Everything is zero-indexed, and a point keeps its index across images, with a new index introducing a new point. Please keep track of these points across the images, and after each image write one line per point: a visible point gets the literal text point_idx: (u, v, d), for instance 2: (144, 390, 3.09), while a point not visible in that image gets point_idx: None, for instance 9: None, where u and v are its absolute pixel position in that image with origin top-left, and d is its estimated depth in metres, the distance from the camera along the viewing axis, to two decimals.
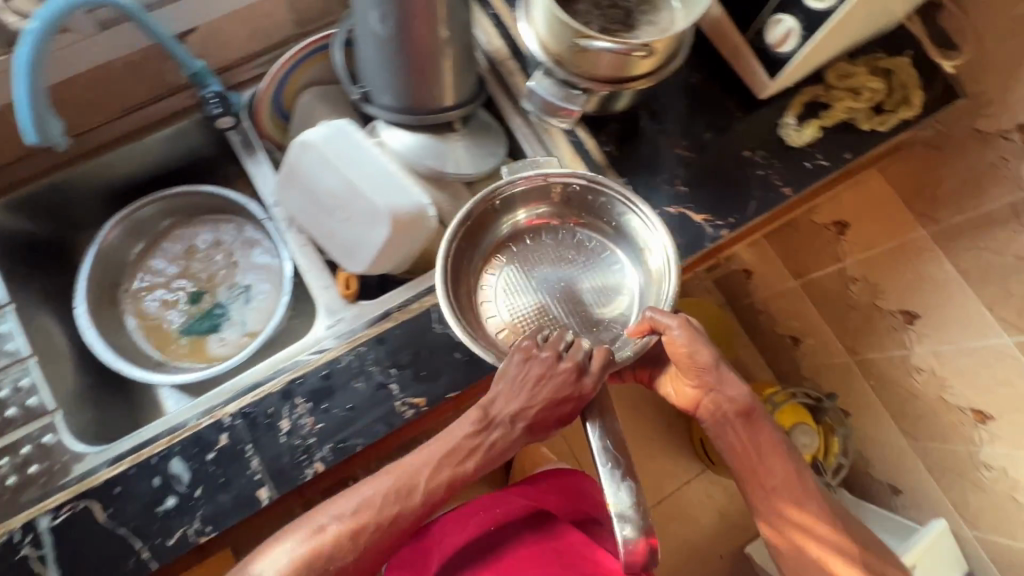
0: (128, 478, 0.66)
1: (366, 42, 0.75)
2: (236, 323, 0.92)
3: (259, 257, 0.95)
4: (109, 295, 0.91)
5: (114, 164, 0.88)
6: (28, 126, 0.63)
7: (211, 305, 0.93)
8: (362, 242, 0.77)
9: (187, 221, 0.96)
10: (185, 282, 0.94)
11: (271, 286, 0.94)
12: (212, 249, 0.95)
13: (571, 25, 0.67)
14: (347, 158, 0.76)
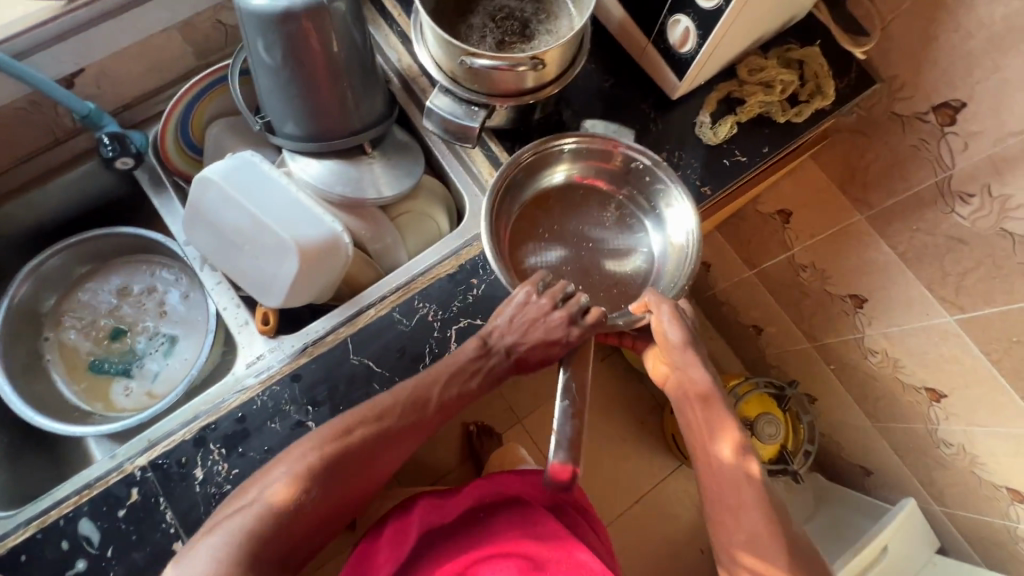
0: (36, 542, 0.64)
1: (258, 73, 0.73)
2: (165, 365, 0.90)
3: (182, 305, 0.93)
4: (27, 330, 0.88)
5: (17, 213, 0.84)
6: None
7: (137, 349, 0.91)
8: (275, 277, 0.75)
9: (116, 259, 0.94)
10: (110, 323, 0.92)
11: (199, 325, 0.92)
12: (140, 292, 0.93)
13: (452, 45, 0.68)
14: (250, 193, 0.74)
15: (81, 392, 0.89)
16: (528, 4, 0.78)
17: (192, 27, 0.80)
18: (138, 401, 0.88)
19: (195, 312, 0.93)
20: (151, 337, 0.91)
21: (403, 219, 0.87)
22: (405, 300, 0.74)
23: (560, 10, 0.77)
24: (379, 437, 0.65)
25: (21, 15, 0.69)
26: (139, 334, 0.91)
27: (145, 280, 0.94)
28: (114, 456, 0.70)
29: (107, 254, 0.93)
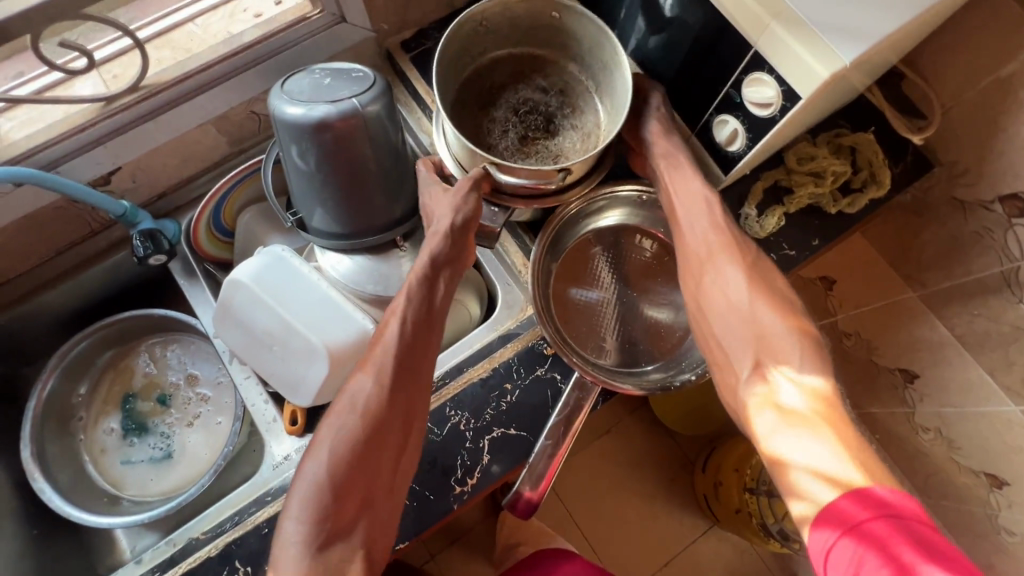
0: None
1: (290, 173, 0.72)
2: (193, 445, 0.90)
3: (203, 424, 0.90)
4: (82, 372, 0.90)
5: (52, 301, 0.84)
6: None
7: (167, 429, 0.90)
8: (303, 378, 0.73)
9: (190, 350, 0.94)
10: (160, 400, 0.92)
11: (227, 405, 0.91)
12: (198, 393, 0.92)
13: (477, 154, 0.65)
14: (278, 293, 0.73)
15: (94, 445, 0.90)
16: (553, 97, 0.77)
17: (226, 120, 0.80)
18: (133, 483, 0.88)
19: (215, 440, 0.89)
20: (167, 442, 0.90)
21: None
22: (437, 407, 0.72)
23: (585, 104, 0.77)
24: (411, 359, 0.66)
25: (59, 118, 0.71)
26: (158, 429, 0.91)
27: (205, 384, 0.93)
28: (140, 560, 0.70)
29: (184, 335, 0.94)
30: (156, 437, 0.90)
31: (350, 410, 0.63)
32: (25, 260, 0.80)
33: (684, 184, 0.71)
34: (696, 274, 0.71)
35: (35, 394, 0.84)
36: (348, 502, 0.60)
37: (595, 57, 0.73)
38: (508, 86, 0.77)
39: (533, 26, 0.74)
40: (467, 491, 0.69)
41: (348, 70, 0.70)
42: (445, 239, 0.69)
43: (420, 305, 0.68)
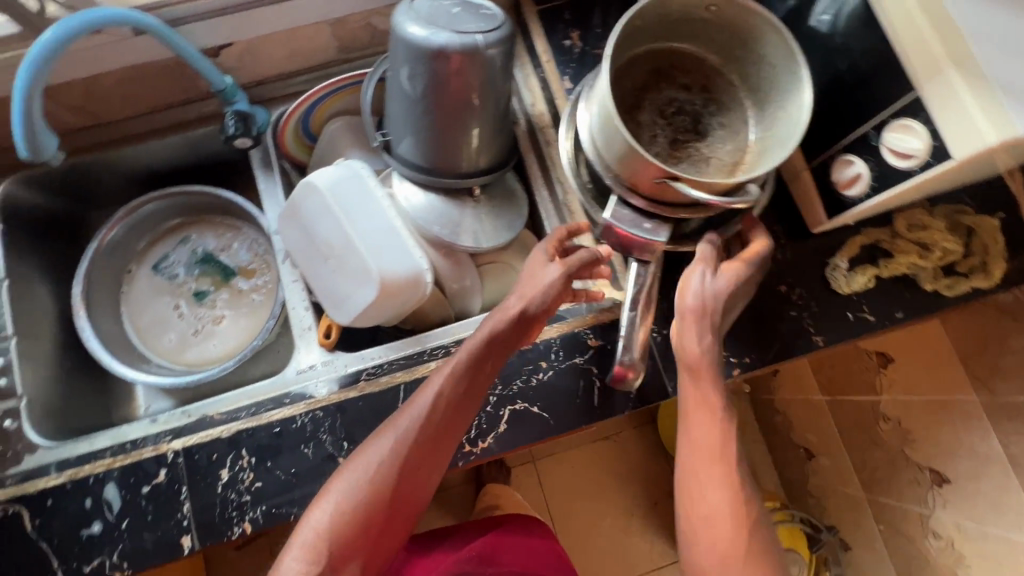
0: (63, 492, 0.66)
1: (393, 95, 0.71)
2: (227, 327, 0.92)
3: (219, 328, 0.92)
4: (151, 225, 0.94)
5: (134, 155, 0.87)
6: (20, 141, 0.61)
7: (209, 303, 0.93)
8: (350, 297, 0.74)
9: (248, 240, 0.96)
10: (206, 281, 0.95)
11: (267, 299, 0.93)
12: (238, 296, 0.94)
13: (654, 168, 0.55)
14: (348, 208, 0.73)
15: (138, 300, 0.93)
16: (697, 96, 0.69)
17: (343, 24, 0.79)
18: (166, 346, 0.91)
19: (227, 349, 0.91)
20: (204, 318, 0.93)
21: (488, 269, 0.84)
22: None
23: (732, 101, 0.68)
24: (462, 411, 0.61)
25: None
26: (189, 310, 0.93)
27: (246, 291, 0.94)
28: (155, 420, 0.71)
29: (253, 234, 0.96)
30: (197, 309, 0.93)
31: (369, 466, 0.59)
32: (124, 107, 0.83)
33: (701, 392, 0.60)
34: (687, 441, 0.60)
35: (103, 228, 0.88)
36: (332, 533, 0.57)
37: (753, 54, 0.63)
38: (649, 86, 0.68)
39: (682, 19, 0.64)
40: (476, 453, 0.68)
41: (479, 5, 0.67)
42: (521, 312, 0.62)
43: (479, 374, 0.62)
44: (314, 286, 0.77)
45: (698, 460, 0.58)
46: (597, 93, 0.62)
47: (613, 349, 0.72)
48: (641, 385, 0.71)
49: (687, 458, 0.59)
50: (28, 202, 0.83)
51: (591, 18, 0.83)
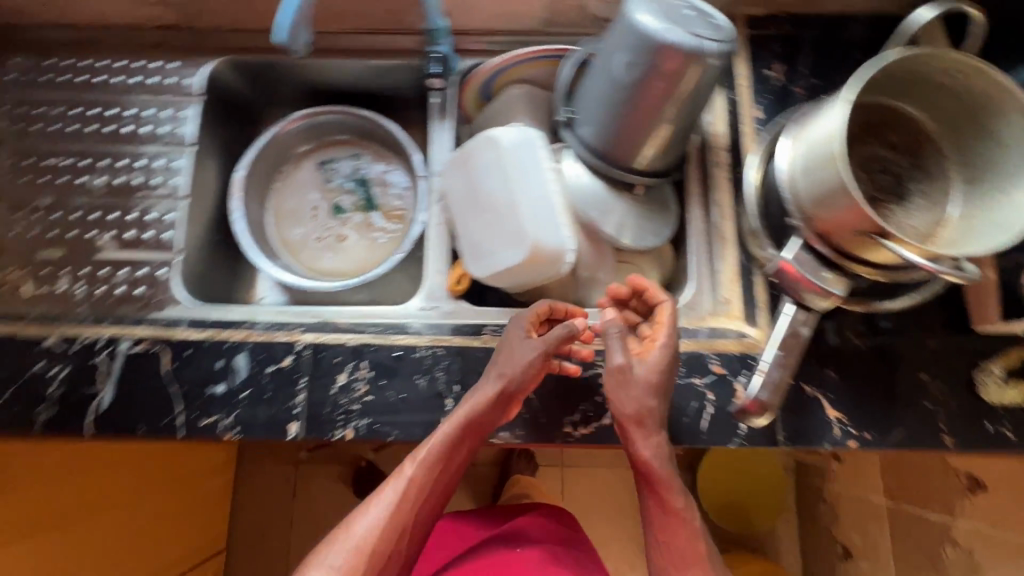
0: (199, 347, 0.71)
1: (598, 76, 0.72)
2: (348, 248, 0.97)
3: (340, 246, 0.97)
4: (317, 133, 0.99)
5: (326, 68, 0.93)
6: (283, 27, 0.68)
7: (341, 221, 0.98)
8: (495, 254, 0.76)
9: (394, 177, 1.00)
10: (346, 199, 1.00)
11: (394, 235, 0.98)
12: (369, 224, 0.98)
13: (866, 217, 0.54)
14: (518, 174, 0.75)
15: (280, 195, 0.99)
16: (903, 157, 0.67)
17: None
18: (290, 244, 0.97)
19: (344, 267, 0.96)
20: (333, 232, 0.98)
21: (624, 267, 0.82)
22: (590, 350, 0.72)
23: (938, 170, 0.65)
24: (442, 476, 0.66)
25: None
26: (322, 220, 0.99)
27: (377, 222, 0.98)
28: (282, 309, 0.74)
29: (404, 174, 1.00)
30: (332, 221, 0.99)
31: (363, 531, 0.63)
32: (335, 22, 0.89)
33: (663, 497, 0.64)
34: (661, 543, 0.64)
35: (281, 122, 0.93)
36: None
37: (983, 128, 0.61)
38: (856, 138, 0.66)
39: (914, 77, 0.62)
40: (574, 437, 0.71)
41: (710, 14, 0.67)
42: (499, 394, 0.65)
43: (462, 446, 0.66)
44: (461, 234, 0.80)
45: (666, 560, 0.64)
46: (812, 129, 0.61)
47: (733, 381, 0.71)
48: (758, 425, 0.68)
49: (657, 554, 0.64)
50: (226, 83, 0.91)
51: (796, 59, 0.82)
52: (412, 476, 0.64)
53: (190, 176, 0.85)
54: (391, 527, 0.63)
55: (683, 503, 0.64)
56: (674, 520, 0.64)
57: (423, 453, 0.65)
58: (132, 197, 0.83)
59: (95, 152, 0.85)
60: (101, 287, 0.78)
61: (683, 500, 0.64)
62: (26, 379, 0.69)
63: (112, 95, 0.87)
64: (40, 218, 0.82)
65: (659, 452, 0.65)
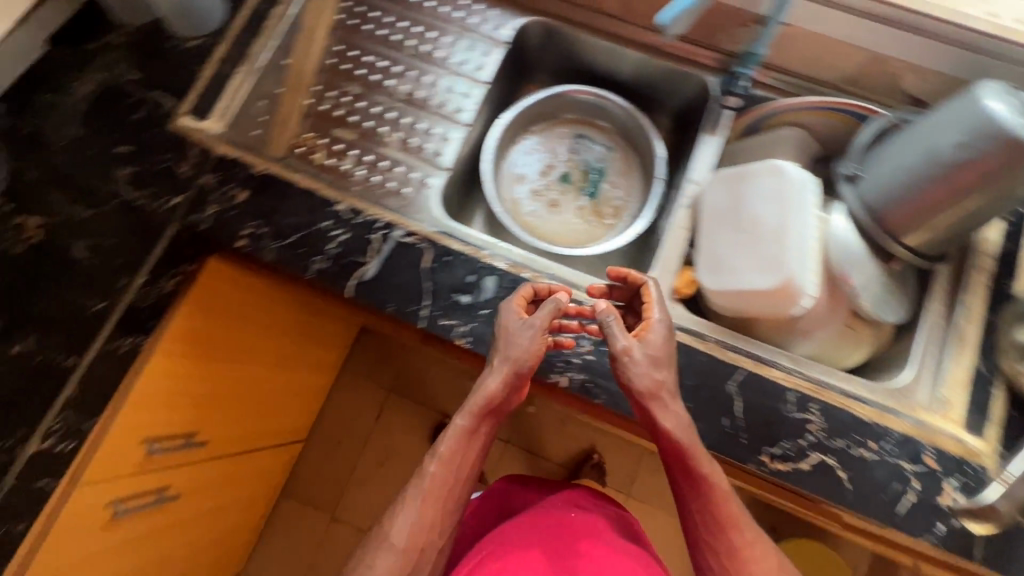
0: (458, 258, 0.78)
1: (911, 144, 0.73)
2: (550, 214, 1.03)
3: (545, 211, 1.03)
4: (589, 111, 1.05)
5: (613, 55, 0.99)
6: (671, 12, 0.66)
7: (558, 187, 1.05)
8: (737, 272, 0.79)
9: (622, 178, 1.06)
10: (577, 179, 1.05)
11: (594, 224, 1.03)
12: (584, 209, 1.03)
13: None
14: (788, 206, 0.76)
15: (521, 143, 1.06)
16: None
17: (874, 63, 0.84)
18: (507, 179, 1.04)
19: (542, 230, 1.02)
20: (547, 195, 1.04)
21: (847, 331, 0.82)
22: (809, 394, 0.72)
23: None
24: (476, 444, 0.75)
25: None
26: (548, 182, 1.05)
27: (591, 212, 1.04)
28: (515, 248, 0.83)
29: (635, 187, 1.05)
30: (549, 179, 1.05)
31: (411, 518, 0.72)
32: (647, 17, 0.93)
33: (689, 467, 0.68)
34: (697, 511, 0.70)
35: (572, 86, 1.00)
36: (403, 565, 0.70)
37: None
38: None
39: None
40: (768, 469, 0.70)
41: None
42: (506, 376, 0.71)
43: (479, 430, 0.74)
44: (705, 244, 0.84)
45: (709, 525, 0.69)
46: None
47: (943, 479, 0.70)
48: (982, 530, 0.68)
49: (701, 527, 0.70)
50: (526, 38, 1.00)
51: None
52: (433, 474, 0.73)
53: (472, 111, 0.94)
54: (439, 497, 0.72)
55: (709, 469, 0.68)
56: (706, 490, 0.68)
57: (445, 448, 0.73)
58: (423, 112, 0.93)
59: (405, 63, 0.95)
60: (377, 176, 0.88)
61: (713, 469, 0.68)
62: (311, 231, 0.78)
63: (433, 21, 0.97)
64: (344, 102, 0.92)
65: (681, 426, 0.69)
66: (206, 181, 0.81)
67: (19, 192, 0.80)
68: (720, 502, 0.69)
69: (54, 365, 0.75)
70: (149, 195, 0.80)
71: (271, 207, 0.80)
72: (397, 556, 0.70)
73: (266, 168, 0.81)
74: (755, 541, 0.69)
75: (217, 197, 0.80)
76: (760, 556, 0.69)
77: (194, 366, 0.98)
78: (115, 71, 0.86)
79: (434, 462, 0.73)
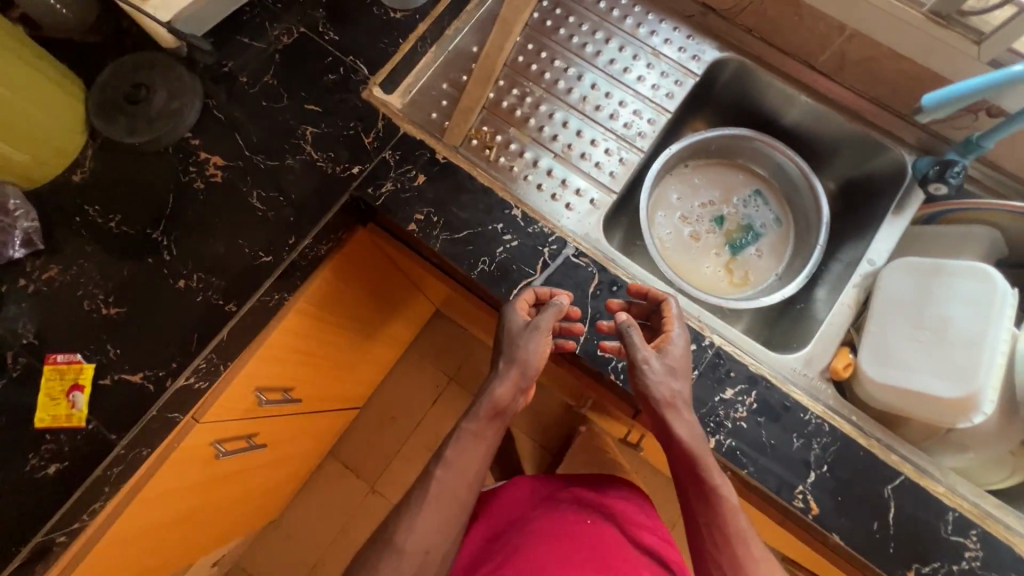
0: (624, 291, 0.76)
1: None
2: (685, 244, 1.00)
3: (681, 237, 1.00)
4: (775, 174, 1.01)
5: (802, 109, 0.93)
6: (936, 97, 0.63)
7: (705, 222, 1.01)
8: (907, 367, 0.74)
9: (773, 250, 1.01)
10: (729, 231, 1.02)
11: (722, 280, 0.98)
12: (721, 260, 0.99)
13: None
14: (988, 317, 0.71)
15: (691, 170, 1.04)
16: None
17: None
18: (660, 194, 1.02)
19: (675, 259, 0.99)
20: (689, 228, 1.01)
21: (1009, 456, 0.78)
22: (972, 520, 0.68)
23: None
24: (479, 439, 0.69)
25: None
26: (702, 216, 1.02)
27: (728, 263, 0.99)
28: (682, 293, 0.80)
29: (781, 263, 1.00)
30: (705, 212, 1.02)
31: (419, 522, 0.66)
32: (855, 79, 0.87)
33: (700, 479, 0.64)
34: (704, 525, 0.64)
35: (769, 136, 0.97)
36: (411, 570, 0.64)
37: None
38: None
39: None
40: None
41: None
42: (514, 380, 0.69)
43: (486, 433, 0.69)
44: (874, 327, 0.79)
45: (714, 534, 0.63)
46: None
47: None
48: None
49: (708, 544, 0.63)
50: (716, 72, 0.95)
51: None
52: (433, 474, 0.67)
53: (652, 136, 0.89)
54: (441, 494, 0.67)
55: (720, 480, 0.64)
56: (712, 497, 0.63)
57: (450, 453, 0.68)
58: (599, 128, 0.89)
59: (589, 74, 0.92)
60: (545, 185, 0.87)
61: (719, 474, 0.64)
62: (482, 230, 0.77)
63: (627, 36, 0.93)
64: (524, 102, 0.90)
65: (689, 429, 0.65)
66: (387, 157, 0.80)
67: (209, 130, 0.81)
68: (722, 510, 0.63)
69: (215, 306, 0.75)
70: (331, 159, 0.80)
71: (447, 197, 0.78)
72: (404, 561, 0.64)
73: (448, 156, 0.80)
74: (760, 559, 0.62)
75: (396, 175, 0.79)
76: (769, 575, 0.62)
77: (311, 326, 0.97)
78: (317, 28, 0.86)
79: (437, 469, 0.67)
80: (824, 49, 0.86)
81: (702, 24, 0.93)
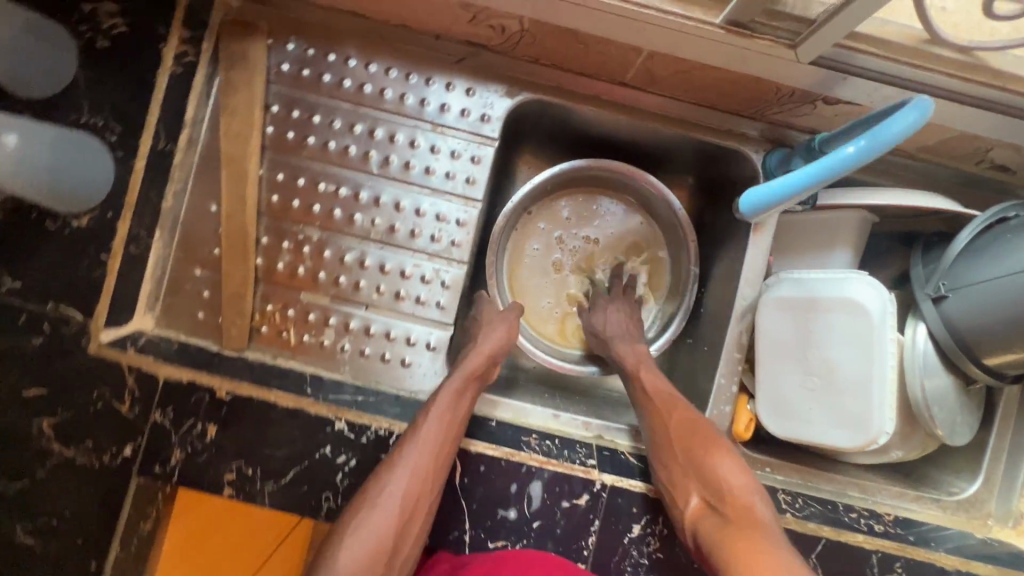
0: (497, 465, 0.65)
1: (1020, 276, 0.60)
2: (537, 260, 0.87)
3: (546, 257, 0.87)
4: (648, 207, 0.87)
5: (626, 129, 0.77)
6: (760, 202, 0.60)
7: (581, 257, 0.88)
8: (802, 399, 0.69)
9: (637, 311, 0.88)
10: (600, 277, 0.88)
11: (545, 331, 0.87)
12: (564, 299, 0.87)
13: None
14: (864, 333, 0.64)
15: (592, 208, 0.88)
16: None
17: (956, 139, 0.67)
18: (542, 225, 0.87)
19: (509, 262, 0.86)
20: (541, 245, 0.87)
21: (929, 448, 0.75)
22: (893, 555, 0.70)
23: None
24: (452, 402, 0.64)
25: (897, 42, 0.57)
26: (578, 251, 0.88)
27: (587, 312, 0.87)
28: (555, 415, 0.74)
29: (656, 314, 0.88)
30: (592, 248, 0.88)
31: (408, 467, 0.59)
32: (673, 88, 0.71)
33: (669, 421, 0.66)
34: (668, 452, 0.64)
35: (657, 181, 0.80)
36: (386, 520, 0.57)
37: None
38: None
39: None
40: None
41: None
42: (479, 364, 0.68)
43: (466, 397, 0.66)
44: (771, 351, 0.72)
45: (680, 440, 0.64)
46: None
47: None
48: None
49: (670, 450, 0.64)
50: (518, 114, 0.76)
51: None
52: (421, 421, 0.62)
53: (467, 240, 0.73)
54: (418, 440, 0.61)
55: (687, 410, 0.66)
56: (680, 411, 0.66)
57: (435, 405, 0.63)
58: (404, 252, 0.72)
59: (365, 187, 0.72)
60: (369, 348, 0.72)
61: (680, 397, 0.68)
62: (311, 462, 0.64)
63: (393, 118, 0.72)
64: (303, 254, 0.71)
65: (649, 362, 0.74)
66: (161, 419, 0.63)
67: None
68: (684, 422, 0.65)
69: None
70: (90, 449, 0.63)
71: (252, 439, 0.64)
72: (385, 510, 0.58)
73: (232, 389, 0.64)
74: (731, 466, 0.60)
75: (180, 438, 0.63)
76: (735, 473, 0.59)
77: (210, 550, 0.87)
78: None
79: (426, 414, 0.63)
80: (628, 68, 0.68)
81: (477, 68, 0.72)
